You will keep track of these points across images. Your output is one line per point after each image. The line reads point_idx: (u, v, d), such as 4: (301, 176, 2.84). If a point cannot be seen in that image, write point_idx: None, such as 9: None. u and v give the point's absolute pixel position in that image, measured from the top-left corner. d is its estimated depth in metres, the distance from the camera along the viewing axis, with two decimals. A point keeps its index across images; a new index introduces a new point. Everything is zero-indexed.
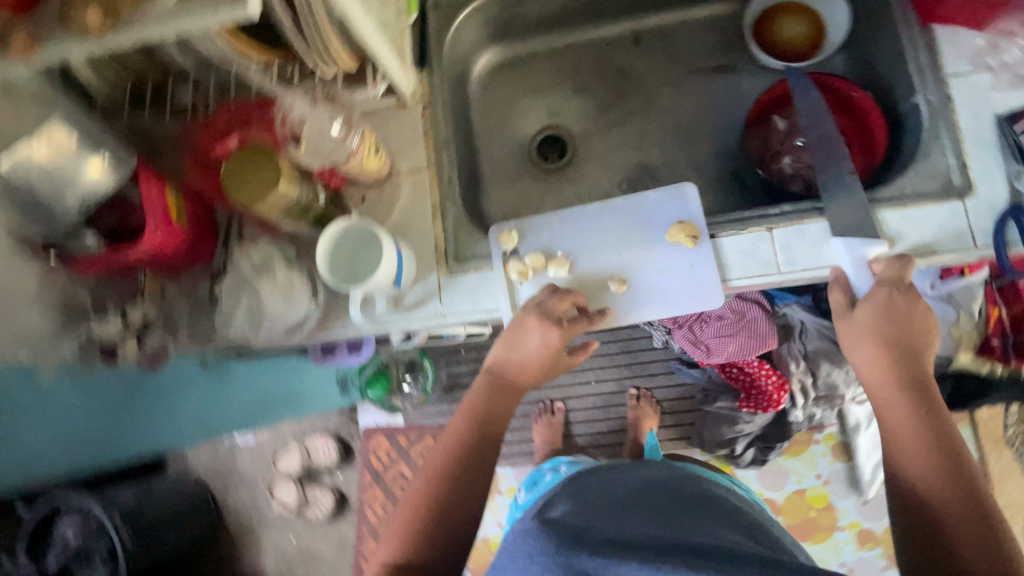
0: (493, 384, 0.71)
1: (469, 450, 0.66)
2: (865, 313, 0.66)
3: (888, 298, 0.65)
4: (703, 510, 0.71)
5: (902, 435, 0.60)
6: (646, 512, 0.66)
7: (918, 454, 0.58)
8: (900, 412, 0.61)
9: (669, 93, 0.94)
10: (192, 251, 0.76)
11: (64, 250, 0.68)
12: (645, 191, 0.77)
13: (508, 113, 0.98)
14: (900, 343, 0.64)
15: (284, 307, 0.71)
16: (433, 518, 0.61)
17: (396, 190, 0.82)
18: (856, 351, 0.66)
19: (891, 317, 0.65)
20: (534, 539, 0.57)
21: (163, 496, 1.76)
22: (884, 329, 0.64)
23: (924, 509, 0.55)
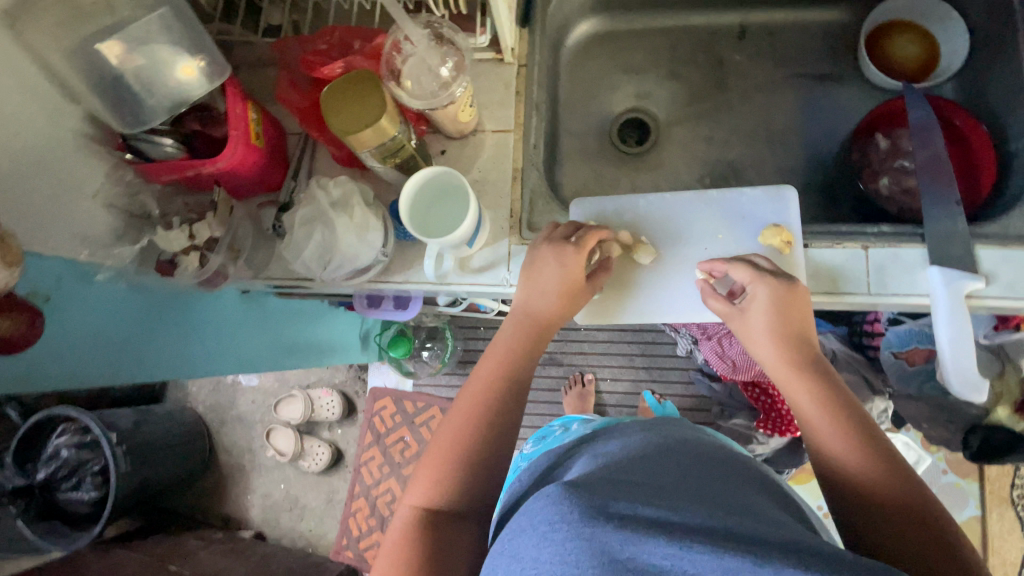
0: (521, 324, 0.67)
1: (498, 391, 0.63)
2: (755, 313, 0.62)
3: (768, 291, 0.62)
4: (734, 473, 0.59)
5: (827, 430, 0.55)
6: (677, 476, 0.55)
7: (850, 449, 0.53)
8: (812, 402, 0.57)
9: (765, 94, 0.91)
10: (262, 176, 0.74)
11: (140, 151, 0.65)
12: (741, 188, 0.74)
13: (594, 87, 0.94)
14: (795, 336, 0.60)
15: (355, 247, 0.68)
16: (463, 461, 0.58)
17: (478, 147, 0.79)
18: (751, 344, 0.63)
19: (782, 310, 0.61)
20: (560, 502, 0.43)
21: (161, 424, 1.74)
22: (774, 326, 0.61)
23: (869, 508, 0.50)
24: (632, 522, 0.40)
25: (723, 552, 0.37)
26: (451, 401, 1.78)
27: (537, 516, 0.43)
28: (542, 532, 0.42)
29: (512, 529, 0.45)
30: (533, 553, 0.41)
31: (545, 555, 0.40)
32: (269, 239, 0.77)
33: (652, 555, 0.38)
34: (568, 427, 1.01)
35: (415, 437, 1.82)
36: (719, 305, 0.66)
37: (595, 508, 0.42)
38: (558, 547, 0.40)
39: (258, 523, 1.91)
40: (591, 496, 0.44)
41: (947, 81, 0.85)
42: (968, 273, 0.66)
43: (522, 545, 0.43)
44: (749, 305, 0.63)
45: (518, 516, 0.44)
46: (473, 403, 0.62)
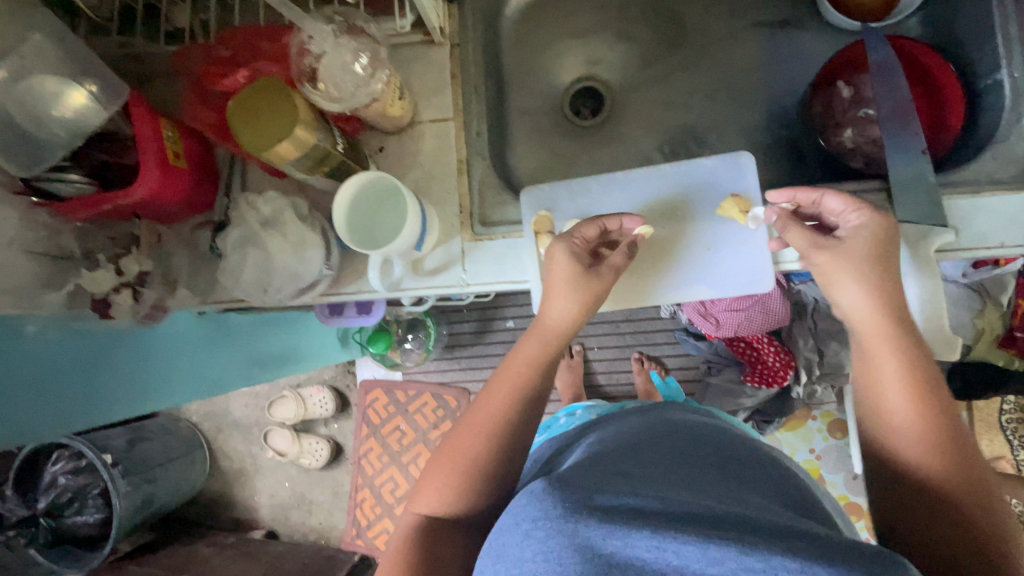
0: (542, 336, 0.62)
1: (516, 408, 0.59)
2: (858, 241, 0.55)
3: (878, 225, 0.56)
4: (749, 464, 0.56)
5: (905, 417, 0.49)
6: (703, 470, 0.51)
7: (922, 424, 0.49)
8: (892, 362, 0.51)
9: (720, 47, 0.86)
10: (190, 198, 0.69)
11: (48, 191, 0.60)
12: (697, 158, 0.70)
13: (541, 59, 0.88)
14: (892, 279, 0.55)
15: (294, 266, 0.65)
16: (472, 475, 0.55)
17: (418, 139, 0.73)
18: (836, 281, 0.56)
19: (882, 245, 0.55)
20: (544, 499, 0.40)
21: (158, 440, 1.73)
22: (873, 262, 0.55)
23: (923, 495, 0.47)
24: (615, 515, 0.37)
25: (709, 540, 0.34)
26: (443, 385, 1.78)
27: (520, 514, 0.40)
28: (525, 530, 0.38)
29: (495, 526, 0.42)
30: (514, 551, 0.38)
31: (527, 553, 0.37)
32: (210, 262, 0.73)
33: (637, 549, 0.35)
34: (572, 414, 1.01)
35: (410, 425, 1.82)
36: (796, 237, 0.59)
37: (580, 503, 0.39)
38: (540, 545, 0.37)
39: (268, 523, 1.94)
40: (580, 492, 0.40)
41: (912, 16, 0.80)
42: (941, 226, 0.63)
43: (505, 544, 0.40)
44: (848, 234, 0.57)
45: (502, 513, 0.41)
46: (492, 417, 0.58)
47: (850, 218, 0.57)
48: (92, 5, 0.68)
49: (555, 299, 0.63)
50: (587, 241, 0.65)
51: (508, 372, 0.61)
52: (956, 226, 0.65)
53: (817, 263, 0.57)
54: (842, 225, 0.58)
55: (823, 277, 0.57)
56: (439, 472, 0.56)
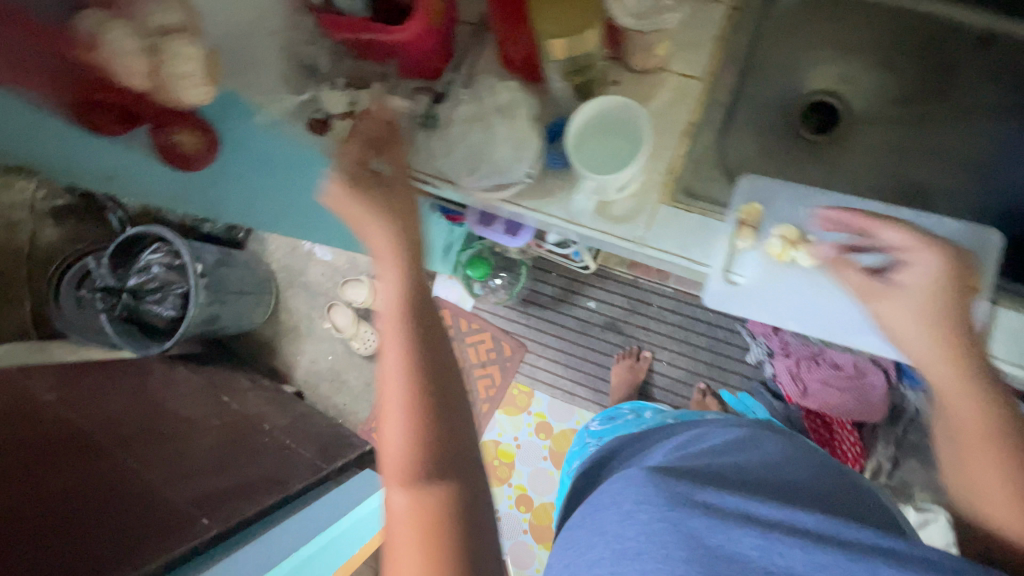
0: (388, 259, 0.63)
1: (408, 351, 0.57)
2: (915, 286, 0.59)
3: (934, 261, 0.58)
4: (827, 477, 0.59)
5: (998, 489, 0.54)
6: (784, 476, 0.56)
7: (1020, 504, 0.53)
8: (974, 416, 0.56)
9: (987, 116, 0.78)
10: (428, 59, 0.68)
11: (328, 1, 0.62)
12: (940, 217, 0.66)
13: (793, 57, 0.82)
14: (954, 324, 0.58)
15: (508, 159, 0.66)
16: (439, 443, 0.54)
17: (657, 87, 0.70)
18: (902, 326, 0.60)
19: (946, 284, 0.58)
20: (648, 487, 0.49)
21: (240, 270, 1.84)
22: (941, 303, 0.58)
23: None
24: (716, 511, 0.46)
25: (815, 548, 0.43)
26: (506, 333, 1.78)
27: (622, 497, 0.49)
28: (627, 511, 0.48)
29: (594, 504, 0.51)
30: (614, 530, 0.47)
31: (630, 532, 0.46)
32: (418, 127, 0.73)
33: (742, 545, 0.44)
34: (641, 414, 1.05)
35: (461, 354, 1.82)
36: (857, 278, 0.63)
37: (681, 496, 0.47)
38: (642, 526, 0.46)
39: (300, 383, 2.04)
40: (678, 483, 0.49)
41: None
42: None
43: (604, 520, 0.49)
44: (906, 277, 0.60)
45: (604, 493, 0.50)
46: (390, 353, 0.59)
47: (909, 256, 0.60)
48: None
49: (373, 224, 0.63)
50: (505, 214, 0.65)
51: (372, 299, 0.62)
52: None
53: (884, 304, 0.61)
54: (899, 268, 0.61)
55: (892, 323, 0.61)
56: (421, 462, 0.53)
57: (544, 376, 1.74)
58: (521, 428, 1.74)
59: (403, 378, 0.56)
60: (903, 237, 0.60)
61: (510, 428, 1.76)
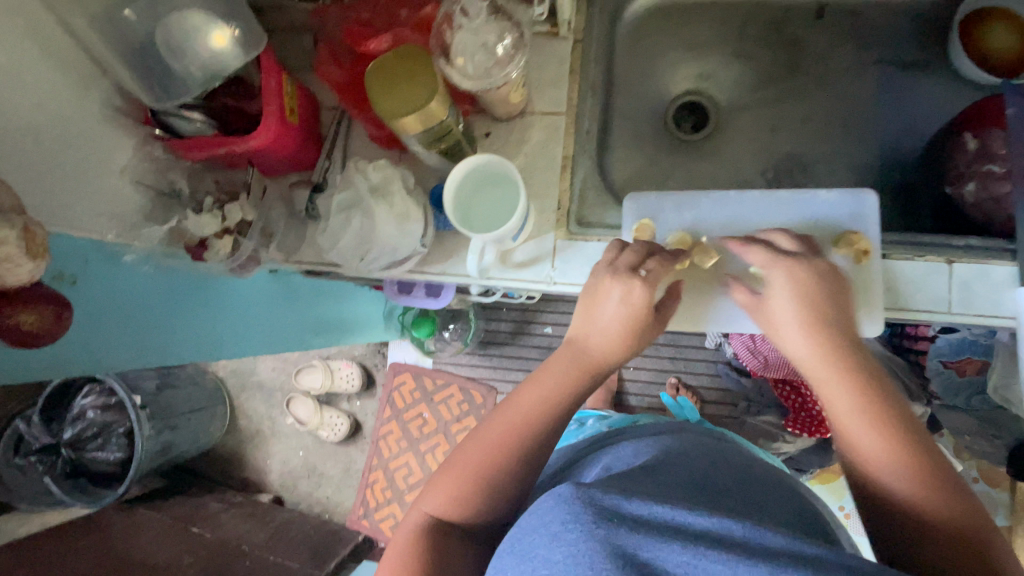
0: (579, 363, 0.59)
1: (532, 437, 0.56)
2: (780, 301, 0.56)
3: (789, 275, 0.55)
4: (767, 489, 0.56)
5: (873, 449, 0.48)
6: (704, 483, 0.54)
7: (887, 450, 0.47)
8: (845, 395, 0.50)
9: (840, 81, 0.82)
10: (296, 156, 0.69)
11: (170, 126, 0.60)
12: (816, 189, 0.68)
13: (654, 66, 0.85)
14: (823, 334, 0.53)
15: (395, 238, 0.65)
16: (478, 490, 0.54)
17: (526, 130, 0.72)
18: (784, 335, 0.55)
19: (809, 290, 0.55)
20: (573, 500, 0.40)
21: (185, 389, 1.69)
22: (809, 308, 0.54)
23: (919, 528, 0.44)
24: (645, 527, 0.39)
25: (738, 560, 0.36)
26: (471, 380, 1.73)
27: (548, 514, 0.40)
28: (554, 531, 0.39)
29: (518, 525, 0.42)
30: (543, 552, 0.39)
31: (556, 554, 0.38)
32: (302, 222, 0.72)
33: (667, 562, 0.37)
34: (583, 422, 0.99)
35: (433, 414, 1.77)
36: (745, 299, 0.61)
37: (607, 510, 0.40)
38: (571, 548, 0.37)
39: (276, 488, 1.89)
40: (603, 495, 0.41)
41: None
42: None
43: (531, 544, 0.40)
44: (769, 295, 0.57)
45: (524, 515, 0.41)
46: (510, 430, 0.56)
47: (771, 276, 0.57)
48: None
49: (597, 312, 0.60)
50: (626, 267, 0.61)
51: (538, 379, 0.59)
52: None
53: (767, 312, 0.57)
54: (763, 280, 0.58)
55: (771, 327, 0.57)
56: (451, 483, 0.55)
57: None
58: None
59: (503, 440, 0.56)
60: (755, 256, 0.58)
61: None
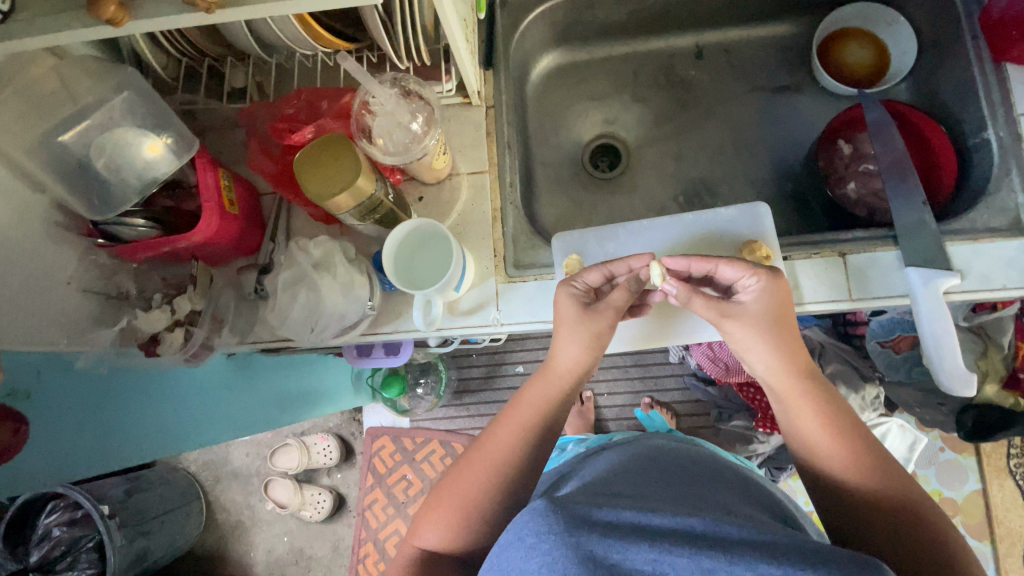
0: (549, 385, 0.65)
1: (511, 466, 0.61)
2: (759, 307, 0.59)
3: (768, 285, 0.60)
4: (728, 484, 0.61)
5: (822, 441, 0.55)
6: (672, 487, 0.57)
7: (834, 444, 0.54)
8: (802, 399, 0.57)
9: (727, 109, 0.93)
10: (240, 242, 0.73)
11: (114, 233, 0.64)
12: (717, 207, 0.76)
13: (563, 119, 0.95)
14: (794, 340, 0.59)
15: (342, 305, 0.68)
16: (470, 516, 0.59)
17: (455, 190, 0.78)
18: (751, 348, 0.59)
19: (778, 306, 0.60)
20: (544, 513, 0.43)
21: (155, 491, 1.62)
22: (776, 322, 0.59)
23: (870, 515, 0.51)
24: (615, 530, 0.42)
25: (701, 553, 0.39)
26: (450, 432, 1.72)
27: (523, 529, 0.43)
28: (530, 544, 0.41)
29: (497, 541, 0.45)
30: (520, 563, 0.41)
31: (532, 565, 0.40)
32: (253, 303, 0.75)
33: (635, 561, 0.40)
34: (562, 449, 1.02)
35: (418, 474, 1.74)
36: (707, 306, 0.61)
37: (581, 519, 0.43)
38: (546, 558, 0.40)
39: None
40: (576, 506, 0.44)
41: (900, 83, 0.89)
42: (947, 270, 0.68)
43: (509, 558, 0.42)
44: (749, 299, 0.60)
45: (503, 531, 0.44)
46: (487, 464, 0.61)
47: (750, 283, 0.61)
48: (161, 64, 0.74)
49: (564, 343, 0.65)
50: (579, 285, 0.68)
51: (511, 416, 0.64)
52: (960, 272, 0.70)
53: (729, 331, 0.61)
54: (741, 290, 0.61)
55: (737, 342, 0.61)
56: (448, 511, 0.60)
57: None
58: None
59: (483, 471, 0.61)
60: (682, 284, 0.62)
61: None
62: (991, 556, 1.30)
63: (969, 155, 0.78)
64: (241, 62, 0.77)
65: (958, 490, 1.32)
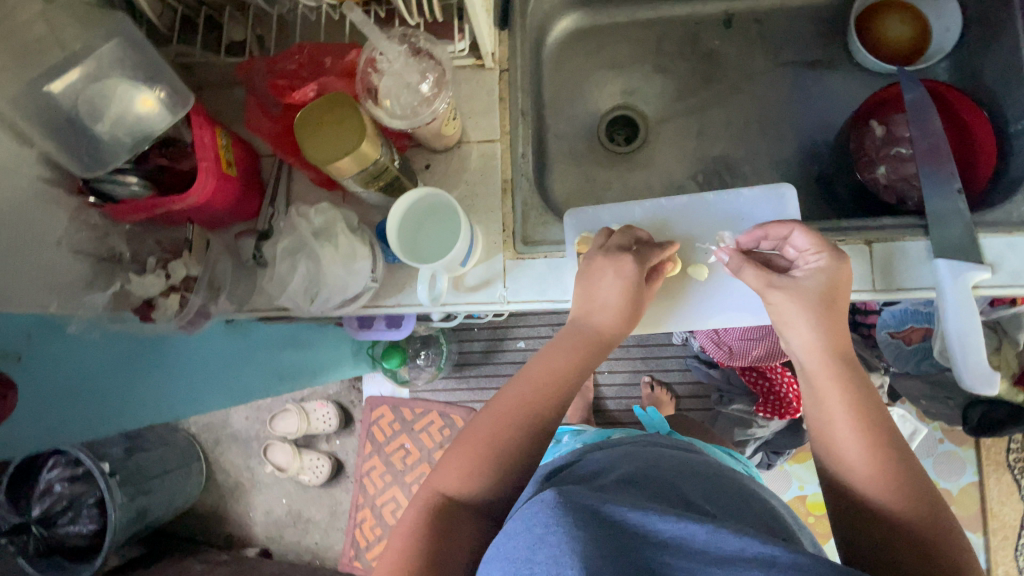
0: (584, 341, 0.61)
1: (536, 426, 0.56)
2: (812, 286, 0.57)
3: (833, 268, 0.58)
4: (727, 490, 0.60)
5: (850, 434, 0.52)
6: (671, 491, 0.56)
7: (863, 443, 0.51)
8: (841, 385, 0.54)
9: (753, 83, 0.88)
10: (237, 206, 0.69)
11: (105, 193, 0.60)
12: (740, 188, 0.73)
13: (580, 87, 0.89)
14: (841, 324, 0.57)
15: (344, 277, 0.66)
16: (494, 467, 0.54)
17: (464, 159, 0.75)
18: (791, 322, 0.58)
19: (836, 290, 0.58)
20: (553, 506, 0.41)
21: (154, 452, 1.63)
22: (826, 304, 0.57)
23: (892, 528, 0.48)
24: (618, 529, 0.40)
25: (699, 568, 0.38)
26: (450, 404, 1.71)
27: (532, 519, 0.41)
28: (537, 534, 0.40)
29: (502, 532, 0.43)
30: (525, 555, 0.39)
31: (539, 556, 0.38)
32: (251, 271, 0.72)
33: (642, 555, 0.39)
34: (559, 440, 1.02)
35: (415, 444, 1.74)
36: (758, 276, 0.61)
37: (589, 512, 0.41)
38: (553, 549, 0.38)
39: (262, 541, 1.84)
40: (585, 499, 0.43)
41: (940, 62, 0.83)
42: (978, 264, 0.65)
43: (515, 547, 0.41)
44: (803, 275, 0.59)
45: (510, 520, 0.42)
46: (512, 417, 0.56)
47: (811, 260, 0.59)
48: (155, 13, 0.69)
49: (603, 295, 0.62)
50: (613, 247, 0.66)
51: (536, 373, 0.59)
52: (990, 266, 0.66)
53: (773, 302, 0.59)
54: (800, 266, 0.60)
55: (778, 317, 0.59)
56: (469, 459, 0.55)
57: None
58: None
59: (497, 424, 0.56)
60: (736, 253, 0.64)
61: None
62: (981, 548, 1.30)
63: (1009, 142, 0.74)
64: (239, 13, 0.73)
65: (955, 482, 1.32)
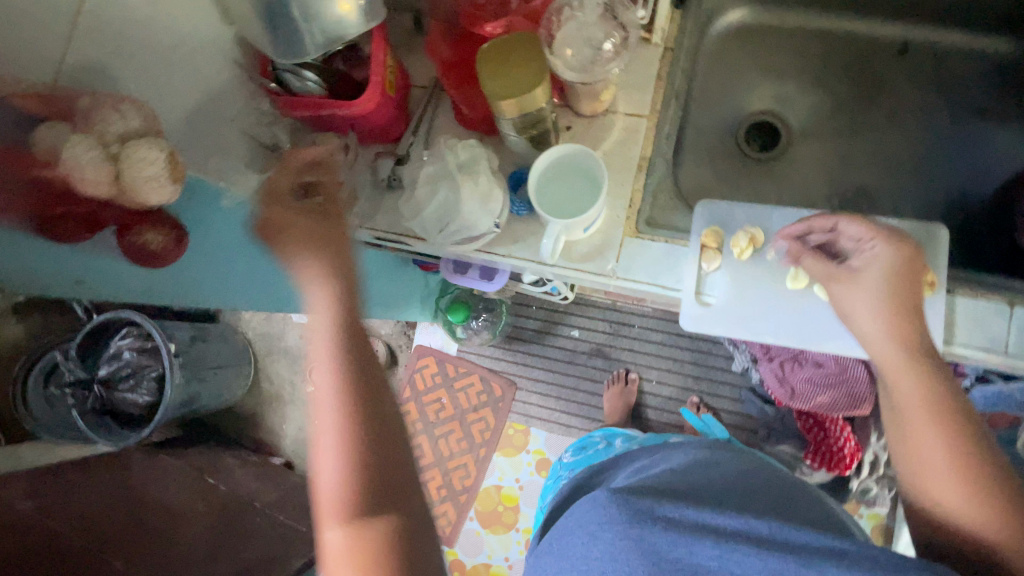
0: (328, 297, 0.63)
1: (346, 400, 0.58)
2: (872, 271, 0.61)
3: (892, 254, 0.61)
4: (788, 491, 0.61)
5: (947, 470, 0.56)
6: (728, 483, 0.59)
7: (963, 486, 0.54)
8: (930, 428, 0.57)
9: (914, 117, 0.84)
10: (386, 126, 0.72)
11: (283, 82, 0.64)
12: (888, 220, 0.70)
13: (729, 85, 0.88)
14: (908, 310, 0.60)
15: (475, 213, 0.68)
16: (331, 448, 0.56)
17: (607, 129, 0.75)
18: (855, 311, 0.62)
19: (900, 274, 0.61)
20: (609, 505, 0.48)
21: (216, 345, 1.73)
22: (894, 286, 0.60)
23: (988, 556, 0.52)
24: (678, 525, 0.46)
25: (769, 554, 0.43)
26: (492, 372, 1.70)
27: (586, 517, 0.49)
28: (592, 531, 0.48)
29: (562, 524, 0.51)
30: (582, 550, 0.47)
31: (595, 551, 0.47)
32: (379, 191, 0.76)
33: (701, 556, 0.44)
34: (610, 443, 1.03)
35: (451, 401, 1.73)
36: (816, 266, 0.65)
37: (645, 511, 0.47)
38: (608, 545, 0.46)
39: (289, 453, 1.93)
40: (639, 500, 0.49)
41: None
42: None
43: (571, 542, 0.49)
44: (861, 262, 0.62)
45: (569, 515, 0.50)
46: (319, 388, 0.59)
47: (868, 246, 0.62)
48: None
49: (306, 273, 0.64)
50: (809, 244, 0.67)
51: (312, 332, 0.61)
52: None
53: (836, 292, 0.63)
54: (856, 253, 0.63)
55: (840, 303, 0.63)
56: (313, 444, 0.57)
57: (539, 412, 1.65)
58: (521, 468, 1.65)
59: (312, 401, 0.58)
60: (794, 243, 0.67)
61: (510, 470, 1.65)
62: None
63: None
64: None
65: None
